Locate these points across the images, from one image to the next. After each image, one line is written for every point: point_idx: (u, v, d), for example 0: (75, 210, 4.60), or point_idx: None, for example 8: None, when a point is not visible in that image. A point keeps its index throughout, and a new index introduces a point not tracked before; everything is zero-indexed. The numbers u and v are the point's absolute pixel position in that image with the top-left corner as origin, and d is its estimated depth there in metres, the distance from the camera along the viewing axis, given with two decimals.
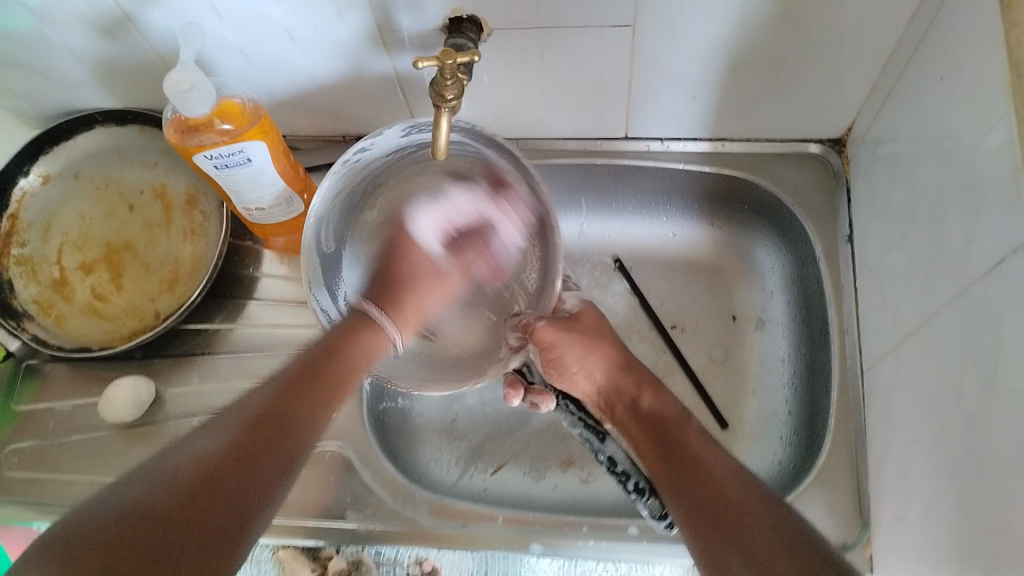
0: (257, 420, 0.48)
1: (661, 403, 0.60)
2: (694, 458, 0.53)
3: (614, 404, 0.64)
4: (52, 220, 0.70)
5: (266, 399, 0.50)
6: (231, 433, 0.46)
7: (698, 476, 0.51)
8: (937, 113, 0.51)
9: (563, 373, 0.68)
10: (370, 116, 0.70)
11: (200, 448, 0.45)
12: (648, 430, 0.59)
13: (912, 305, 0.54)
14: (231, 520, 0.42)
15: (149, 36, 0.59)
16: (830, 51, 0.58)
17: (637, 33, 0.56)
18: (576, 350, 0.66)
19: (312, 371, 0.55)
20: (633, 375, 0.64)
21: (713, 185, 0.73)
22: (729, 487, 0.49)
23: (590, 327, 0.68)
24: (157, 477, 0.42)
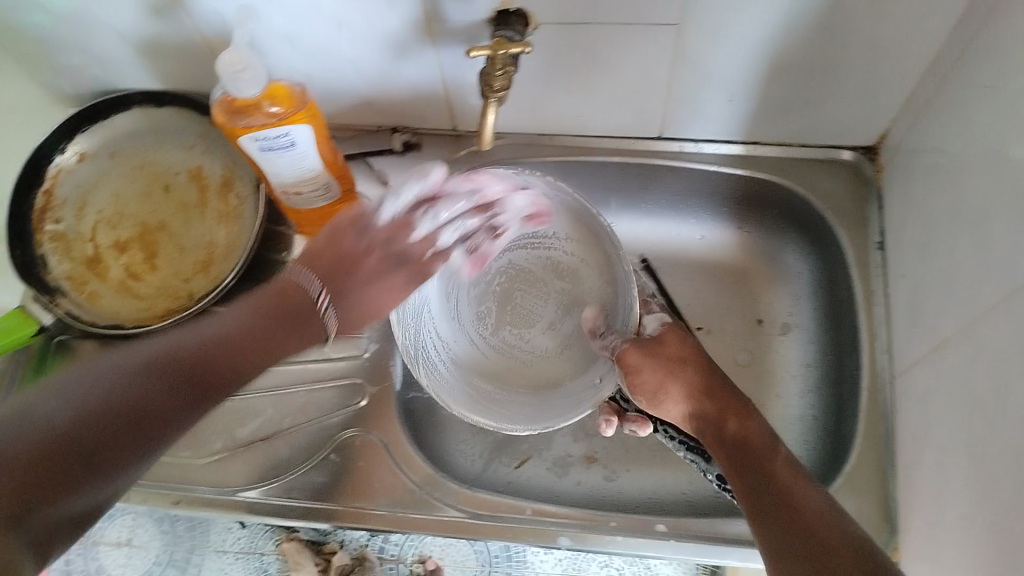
0: (173, 372, 0.46)
1: (751, 436, 0.54)
2: (773, 479, 0.50)
3: (705, 434, 0.56)
4: (87, 199, 0.71)
5: (136, 381, 0.45)
6: (90, 416, 0.42)
7: (785, 501, 0.48)
8: (982, 119, 0.52)
9: (647, 399, 0.60)
10: (409, 108, 0.70)
11: (114, 390, 0.44)
12: (734, 459, 0.53)
13: (951, 310, 0.55)
14: (129, 456, 0.43)
15: (199, 16, 0.60)
16: (870, 60, 0.59)
17: (683, 32, 0.57)
18: (662, 375, 0.59)
19: (251, 341, 0.51)
20: (711, 386, 0.58)
21: (744, 189, 0.73)
22: (807, 505, 0.47)
23: (677, 346, 0.61)
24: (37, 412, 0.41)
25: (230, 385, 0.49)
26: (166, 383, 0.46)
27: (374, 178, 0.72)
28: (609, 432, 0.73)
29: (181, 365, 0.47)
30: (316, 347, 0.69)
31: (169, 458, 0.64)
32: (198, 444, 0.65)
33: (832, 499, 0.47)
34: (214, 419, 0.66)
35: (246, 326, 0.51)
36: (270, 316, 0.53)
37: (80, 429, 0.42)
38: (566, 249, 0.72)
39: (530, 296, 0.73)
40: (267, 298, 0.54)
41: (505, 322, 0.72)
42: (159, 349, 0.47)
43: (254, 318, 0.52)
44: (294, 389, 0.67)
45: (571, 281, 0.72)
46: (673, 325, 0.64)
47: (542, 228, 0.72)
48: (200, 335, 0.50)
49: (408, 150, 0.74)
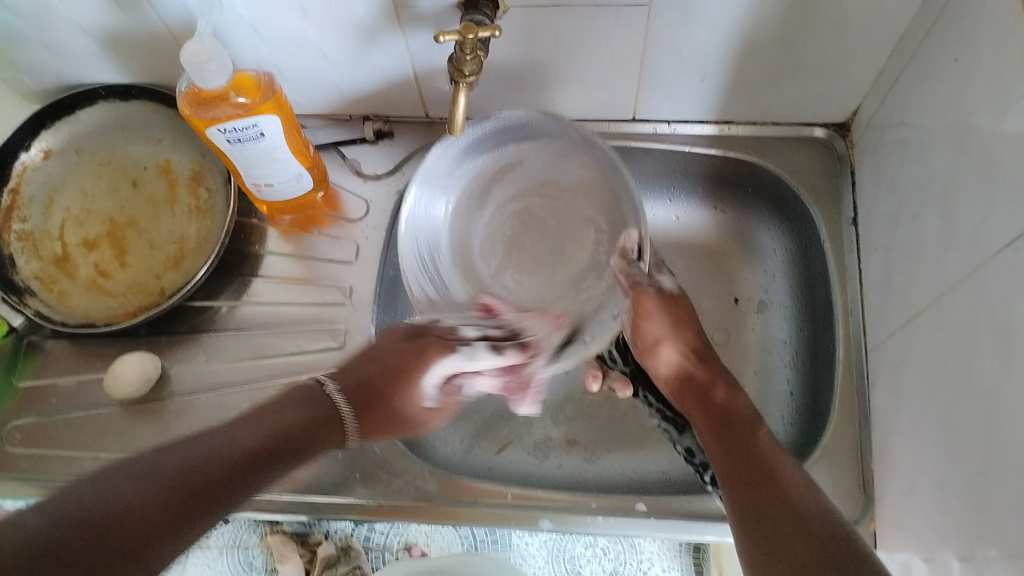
0: (243, 456, 0.45)
1: (741, 413, 0.58)
2: (754, 447, 0.53)
3: (683, 392, 0.63)
4: (54, 196, 0.70)
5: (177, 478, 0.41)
6: (161, 491, 0.39)
7: (756, 460, 0.52)
8: (949, 93, 0.52)
9: (645, 347, 0.66)
10: (379, 95, 0.69)
11: (124, 487, 0.38)
12: (715, 427, 0.57)
13: (921, 283, 0.55)
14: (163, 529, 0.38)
15: (160, 6, 0.58)
16: (839, 36, 0.59)
17: (651, 12, 0.57)
18: (664, 333, 0.65)
19: (308, 424, 0.53)
20: (709, 366, 0.63)
21: (718, 168, 0.74)
22: (780, 466, 0.51)
23: (679, 309, 0.66)
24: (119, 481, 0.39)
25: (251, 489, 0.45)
26: (260, 457, 0.47)
27: (347, 169, 0.72)
28: (589, 414, 0.73)
29: (244, 452, 0.46)
30: (292, 340, 0.68)
31: None
32: (175, 442, 0.64)
33: (803, 467, 0.51)
34: (189, 415, 0.65)
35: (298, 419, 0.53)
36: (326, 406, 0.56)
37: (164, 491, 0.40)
38: (539, 197, 0.71)
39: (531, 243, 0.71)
40: (334, 412, 0.57)
41: (508, 266, 0.71)
42: (242, 443, 0.47)
43: (303, 415, 0.53)
44: (270, 383, 0.66)
45: (554, 224, 0.70)
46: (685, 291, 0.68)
47: (512, 179, 0.71)
48: (220, 438, 0.46)
49: (380, 139, 0.73)
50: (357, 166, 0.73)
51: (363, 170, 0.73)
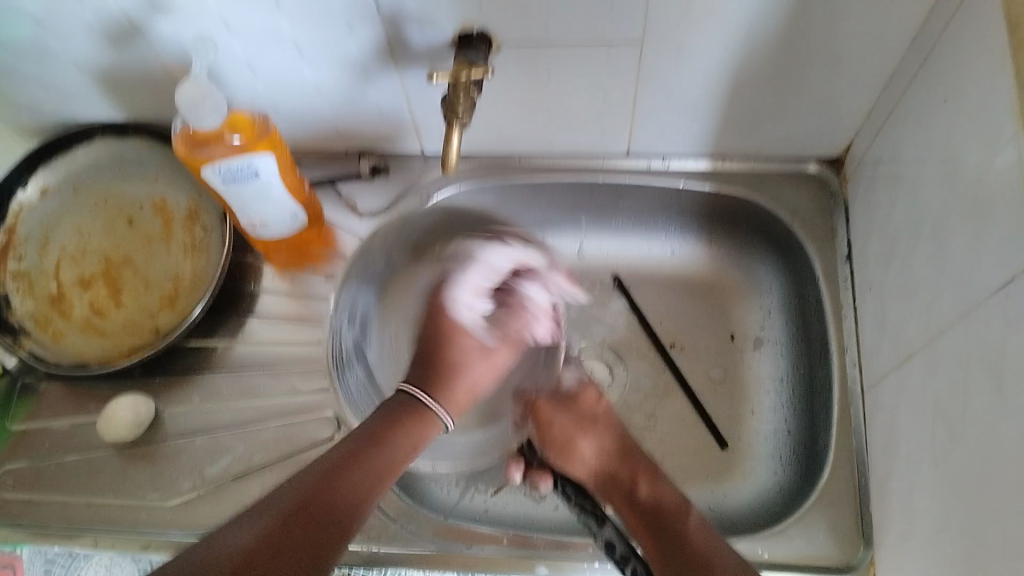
0: (336, 471, 0.52)
1: (662, 493, 0.61)
2: (684, 528, 0.57)
3: (610, 491, 0.63)
4: (50, 235, 0.70)
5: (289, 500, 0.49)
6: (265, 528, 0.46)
7: (694, 549, 0.55)
8: (939, 130, 0.52)
9: (557, 456, 0.68)
10: (375, 134, 0.70)
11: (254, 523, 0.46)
12: (646, 523, 0.59)
13: (915, 320, 0.55)
14: None
15: (156, 47, 0.59)
16: (829, 74, 0.59)
17: (642, 52, 0.57)
18: (574, 432, 0.67)
19: (353, 459, 0.54)
20: (629, 458, 0.64)
21: (712, 203, 0.73)
22: (717, 551, 0.54)
23: (587, 415, 0.68)
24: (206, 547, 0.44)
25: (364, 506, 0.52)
26: (349, 475, 0.52)
27: (343, 206, 0.72)
28: None
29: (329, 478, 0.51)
30: (286, 380, 0.67)
31: (137, 501, 0.63)
32: (167, 485, 0.63)
33: (739, 556, 0.54)
34: (182, 458, 0.64)
35: (375, 435, 0.56)
36: (389, 425, 0.58)
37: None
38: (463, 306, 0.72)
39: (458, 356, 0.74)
40: (379, 427, 0.57)
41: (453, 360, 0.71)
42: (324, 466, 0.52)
43: (379, 424, 0.58)
44: (264, 425, 0.65)
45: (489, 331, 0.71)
46: (589, 381, 0.72)
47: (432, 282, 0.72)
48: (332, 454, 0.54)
49: (376, 176, 0.73)
50: (352, 203, 0.72)
51: (358, 208, 0.72)
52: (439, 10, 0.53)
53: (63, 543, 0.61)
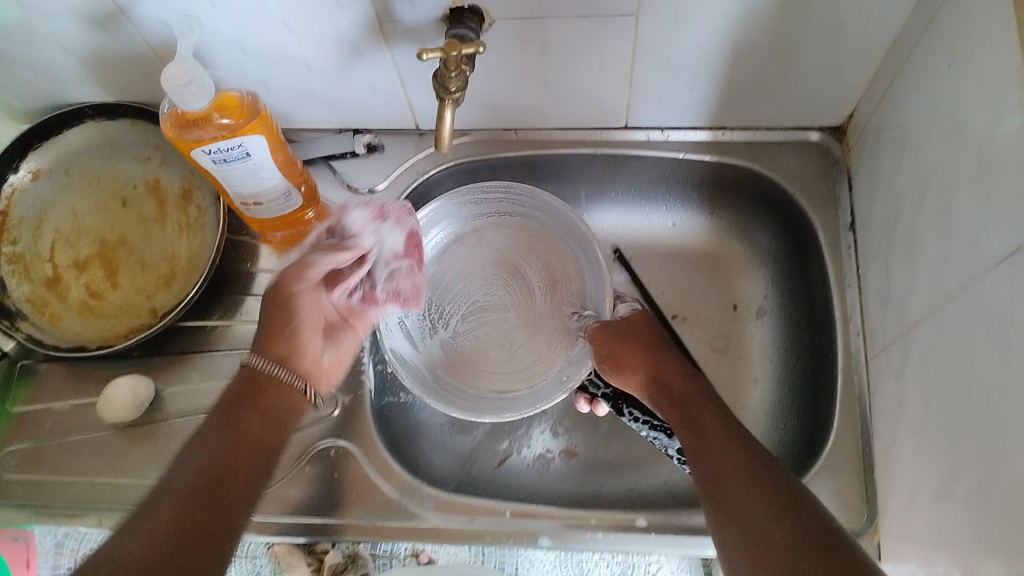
0: (222, 472, 0.47)
1: (686, 386, 0.57)
2: (705, 426, 0.52)
3: (653, 394, 0.59)
4: (44, 217, 0.69)
5: (235, 424, 0.51)
6: (220, 455, 0.48)
7: (720, 439, 0.50)
8: (944, 98, 0.51)
9: (615, 371, 0.63)
10: (369, 110, 0.69)
11: (202, 463, 0.47)
12: (687, 429, 0.53)
13: (920, 291, 0.54)
14: (239, 508, 0.47)
15: (143, 26, 0.58)
16: (831, 41, 0.57)
17: (640, 21, 0.56)
18: (628, 347, 0.63)
19: (246, 441, 0.50)
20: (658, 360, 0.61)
21: (713, 174, 0.72)
22: (739, 440, 0.49)
23: (644, 335, 0.64)
24: (181, 472, 0.46)
25: (263, 471, 0.51)
26: (236, 484, 0.48)
27: (337, 183, 0.72)
28: (588, 425, 0.72)
29: (209, 482, 0.46)
30: None
31: (142, 480, 0.63)
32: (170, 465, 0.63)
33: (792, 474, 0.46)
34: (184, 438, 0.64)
35: (252, 407, 0.52)
36: (270, 391, 0.54)
37: (200, 507, 0.45)
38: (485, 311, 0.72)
39: (487, 335, 0.71)
40: (257, 398, 0.53)
41: (480, 340, 0.71)
42: (199, 470, 0.46)
43: (252, 404, 0.52)
44: None
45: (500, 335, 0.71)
46: (645, 309, 0.69)
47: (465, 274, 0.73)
48: (202, 448, 0.48)
49: (371, 152, 0.73)
50: (347, 180, 0.72)
51: (353, 184, 0.72)
52: None
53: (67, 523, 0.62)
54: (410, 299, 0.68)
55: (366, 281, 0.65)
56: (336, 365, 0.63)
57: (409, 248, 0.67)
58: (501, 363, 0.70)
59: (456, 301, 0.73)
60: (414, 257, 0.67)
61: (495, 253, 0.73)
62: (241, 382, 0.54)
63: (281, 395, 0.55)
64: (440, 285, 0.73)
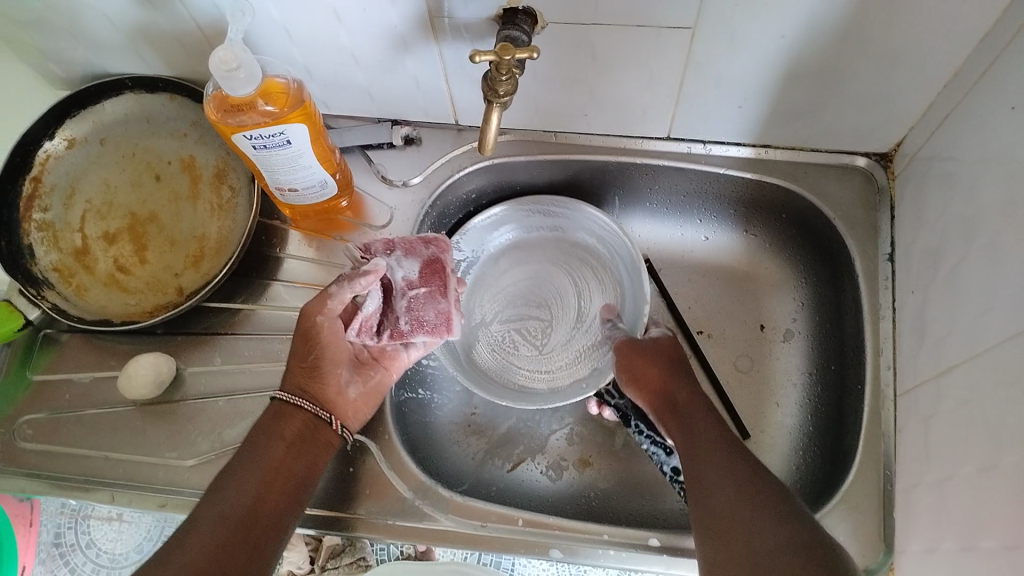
0: (227, 549, 0.50)
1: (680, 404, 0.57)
2: (699, 446, 0.53)
3: (660, 412, 0.58)
4: (76, 186, 0.69)
5: (270, 462, 0.54)
6: (253, 495, 0.52)
7: (716, 449, 0.52)
8: (1002, 138, 0.50)
9: (629, 383, 0.61)
10: (409, 102, 0.68)
11: (239, 501, 0.52)
12: (682, 436, 0.55)
13: (959, 331, 0.53)
14: (266, 547, 0.52)
15: (191, 4, 0.57)
16: (889, 69, 0.56)
17: (694, 37, 0.55)
18: (654, 367, 0.59)
19: (259, 512, 0.52)
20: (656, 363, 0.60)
21: (752, 192, 0.71)
22: (732, 453, 0.51)
23: (668, 354, 0.61)
24: (212, 516, 0.51)
25: (273, 542, 0.52)
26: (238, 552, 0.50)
27: (371, 173, 0.71)
28: (605, 436, 0.71)
29: (211, 559, 0.49)
30: None
31: (156, 459, 0.63)
32: (186, 445, 0.63)
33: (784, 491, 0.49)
34: (201, 419, 0.64)
35: (272, 467, 0.54)
36: (292, 451, 0.55)
37: (230, 548, 0.50)
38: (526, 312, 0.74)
39: (523, 334, 0.73)
40: (278, 454, 0.55)
41: (517, 341, 0.73)
42: (204, 543, 0.49)
43: (271, 461, 0.54)
44: None
45: (534, 336, 0.73)
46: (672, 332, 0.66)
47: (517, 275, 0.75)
48: (212, 513, 0.51)
49: (408, 145, 0.72)
50: (382, 172, 0.71)
51: (388, 176, 0.71)
52: None
53: (80, 497, 0.62)
54: (438, 328, 0.59)
55: (390, 317, 0.60)
56: (371, 402, 0.62)
57: (428, 274, 0.60)
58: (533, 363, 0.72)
59: (497, 300, 0.74)
60: (432, 284, 0.60)
61: (541, 261, 0.75)
62: (267, 421, 0.56)
63: (303, 460, 0.56)
64: (495, 280, 0.75)
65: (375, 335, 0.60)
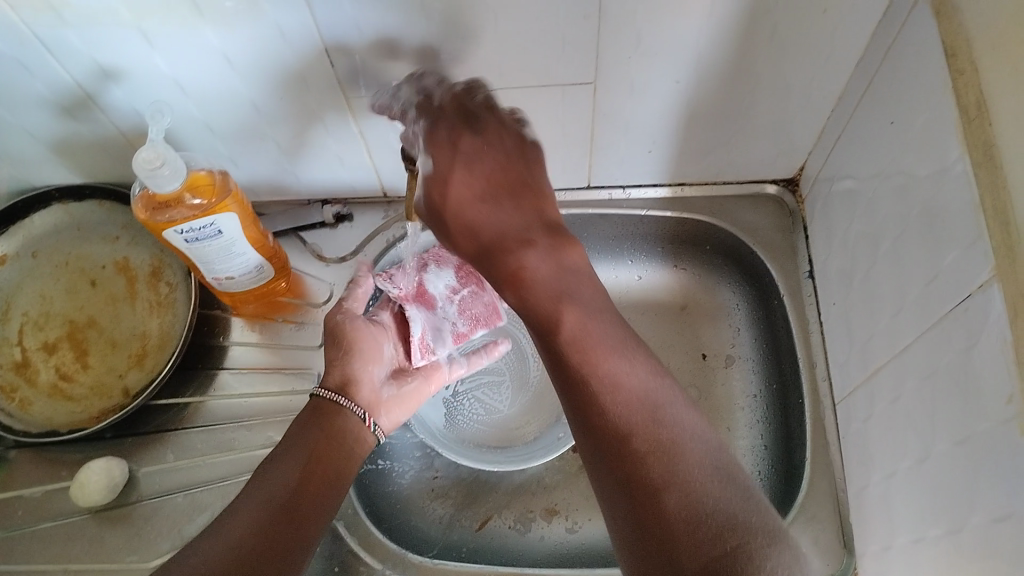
0: (272, 527, 0.51)
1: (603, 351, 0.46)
2: (588, 400, 0.46)
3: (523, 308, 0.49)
4: (12, 300, 0.69)
5: (310, 448, 0.57)
6: (297, 475, 0.55)
7: (590, 396, 0.46)
8: (885, 152, 0.54)
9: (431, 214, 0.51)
10: (336, 180, 0.70)
11: (283, 478, 0.54)
12: (557, 377, 0.47)
13: (879, 335, 0.56)
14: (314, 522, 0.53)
15: (113, 112, 0.59)
16: (778, 101, 0.61)
17: (596, 90, 0.58)
18: (447, 198, 0.49)
19: (300, 495, 0.54)
20: (531, 286, 0.47)
21: (675, 229, 0.75)
22: (614, 389, 0.45)
23: (487, 170, 0.48)
24: (259, 496, 0.53)
25: (323, 514, 0.54)
26: (282, 529, 0.51)
27: (308, 254, 0.73)
28: (567, 482, 0.71)
29: (260, 532, 0.51)
30: (264, 431, 0.67)
31: (117, 565, 0.62)
32: (146, 547, 0.63)
33: (676, 433, 0.44)
34: (160, 518, 0.64)
35: (317, 452, 0.57)
36: (332, 440, 0.58)
37: (278, 521, 0.52)
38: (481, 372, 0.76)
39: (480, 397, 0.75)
40: (317, 444, 0.57)
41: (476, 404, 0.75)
42: (251, 521, 0.51)
43: (314, 449, 0.57)
44: (243, 478, 0.65)
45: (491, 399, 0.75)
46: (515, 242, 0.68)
47: None
48: (259, 494, 0.53)
49: (340, 223, 0.73)
50: (318, 251, 0.73)
51: (324, 254, 0.73)
52: (394, 62, 0.54)
53: None
54: (489, 317, 0.70)
55: (442, 323, 0.68)
56: (409, 405, 0.67)
57: (464, 275, 0.69)
58: (493, 427, 0.74)
59: None
60: (470, 282, 0.69)
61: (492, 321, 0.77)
62: (307, 415, 0.60)
63: (339, 449, 0.58)
64: None
65: (433, 350, 0.67)
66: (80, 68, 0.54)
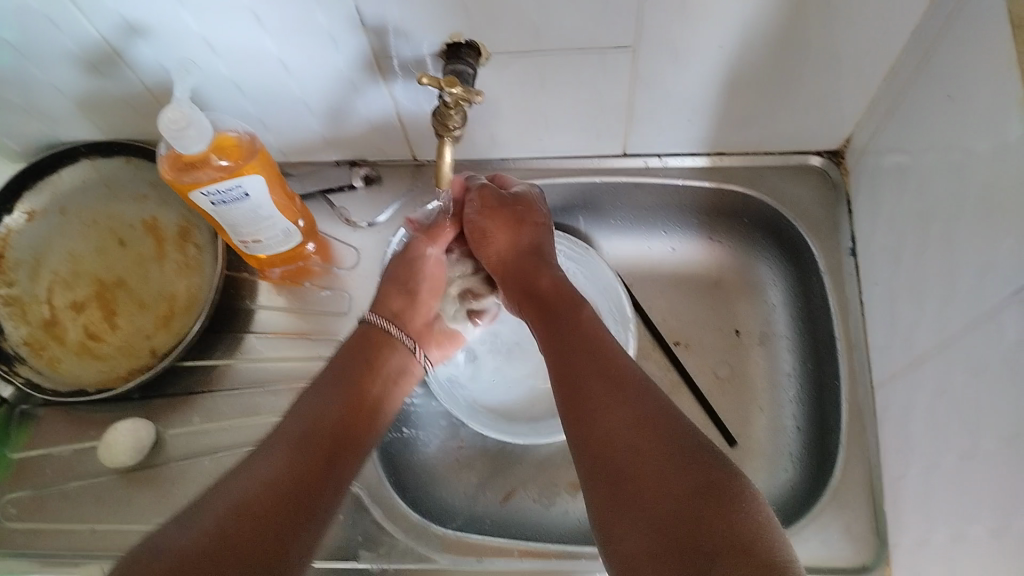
0: (307, 462, 0.51)
1: (616, 361, 0.53)
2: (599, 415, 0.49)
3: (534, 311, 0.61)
4: (41, 259, 0.69)
5: (345, 393, 0.57)
6: (333, 415, 0.55)
7: (602, 411, 0.49)
8: (940, 126, 0.51)
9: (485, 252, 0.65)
10: (365, 142, 0.68)
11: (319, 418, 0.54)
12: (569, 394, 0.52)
13: (925, 319, 0.54)
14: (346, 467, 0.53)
15: (140, 68, 0.58)
16: (827, 70, 0.58)
17: (636, 55, 0.56)
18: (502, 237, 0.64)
19: (339, 435, 0.54)
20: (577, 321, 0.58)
21: (713, 200, 0.72)
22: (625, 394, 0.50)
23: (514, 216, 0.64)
24: (297, 428, 0.53)
25: (353, 458, 0.54)
26: (316, 463, 0.51)
27: (336, 218, 0.72)
28: None
29: (298, 464, 0.50)
30: (288, 396, 0.66)
31: (144, 526, 0.62)
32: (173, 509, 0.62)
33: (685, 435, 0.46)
34: (186, 480, 0.63)
35: (354, 396, 0.57)
36: (367, 378, 0.59)
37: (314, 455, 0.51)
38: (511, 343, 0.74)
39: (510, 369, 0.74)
40: (359, 381, 0.58)
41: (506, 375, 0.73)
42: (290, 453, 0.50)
43: (349, 391, 0.57)
44: None
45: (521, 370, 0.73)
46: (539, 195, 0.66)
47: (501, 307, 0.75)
48: (295, 427, 0.53)
49: (369, 185, 0.72)
50: (346, 214, 0.72)
51: (352, 218, 0.72)
52: (425, 23, 0.52)
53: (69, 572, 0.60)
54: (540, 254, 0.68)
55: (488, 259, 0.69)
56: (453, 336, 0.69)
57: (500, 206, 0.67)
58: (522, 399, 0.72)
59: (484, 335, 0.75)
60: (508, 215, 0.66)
61: None
62: (350, 347, 0.61)
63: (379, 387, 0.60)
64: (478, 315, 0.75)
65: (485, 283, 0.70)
66: (107, 24, 0.53)
